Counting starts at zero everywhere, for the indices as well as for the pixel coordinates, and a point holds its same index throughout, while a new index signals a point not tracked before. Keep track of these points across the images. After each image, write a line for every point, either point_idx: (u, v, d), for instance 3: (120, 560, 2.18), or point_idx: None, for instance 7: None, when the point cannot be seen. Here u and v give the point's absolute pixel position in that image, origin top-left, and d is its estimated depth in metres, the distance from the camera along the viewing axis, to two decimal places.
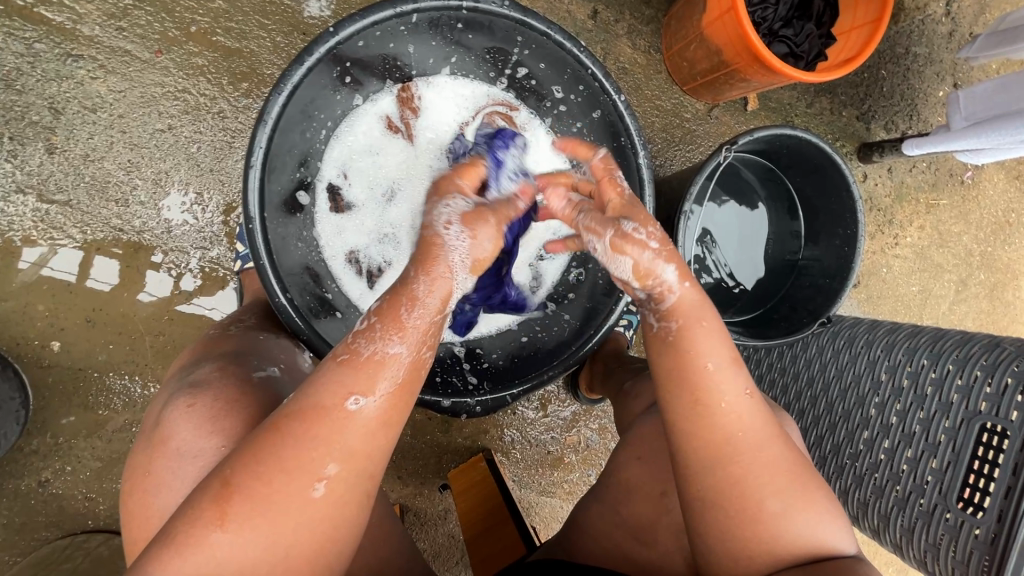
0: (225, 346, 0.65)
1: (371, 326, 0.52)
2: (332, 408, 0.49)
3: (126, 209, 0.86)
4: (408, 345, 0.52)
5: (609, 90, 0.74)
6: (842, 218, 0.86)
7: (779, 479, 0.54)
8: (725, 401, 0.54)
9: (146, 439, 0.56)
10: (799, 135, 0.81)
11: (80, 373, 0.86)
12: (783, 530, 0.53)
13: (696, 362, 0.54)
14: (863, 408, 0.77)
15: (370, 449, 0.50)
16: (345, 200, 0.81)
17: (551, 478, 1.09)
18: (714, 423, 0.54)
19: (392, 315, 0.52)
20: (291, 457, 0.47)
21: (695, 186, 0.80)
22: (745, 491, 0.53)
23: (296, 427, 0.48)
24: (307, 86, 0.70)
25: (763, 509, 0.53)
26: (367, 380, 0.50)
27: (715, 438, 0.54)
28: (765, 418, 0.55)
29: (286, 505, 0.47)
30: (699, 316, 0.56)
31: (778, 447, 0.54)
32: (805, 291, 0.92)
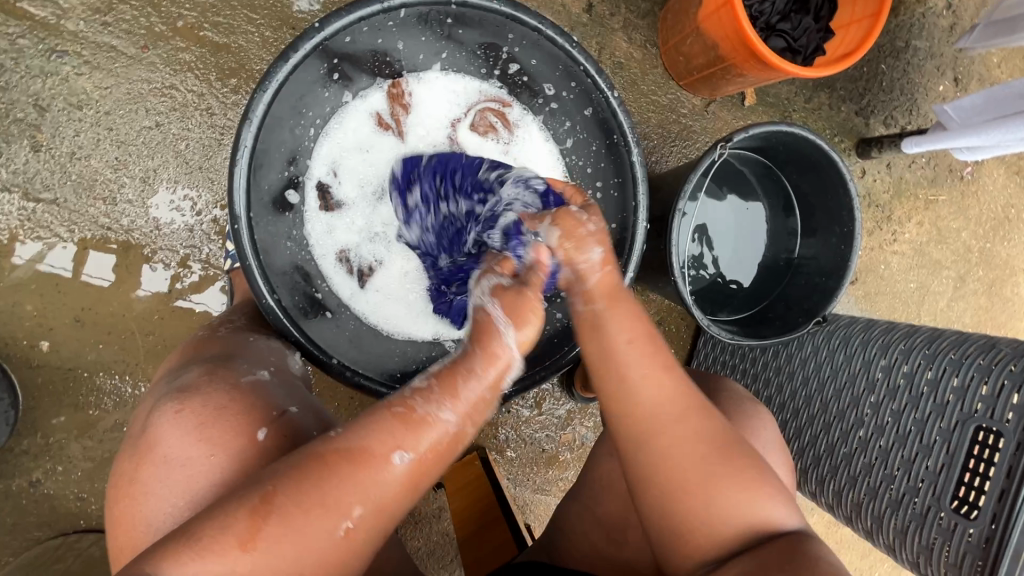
0: (215, 347, 0.64)
1: (428, 388, 0.52)
2: (378, 456, 0.49)
3: (114, 208, 0.85)
4: (459, 414, 0.52)
5: (603, 86, 0.73)
6: (839, 216, 0.85)
7: (704, 455, 0.55)
8: (638, 379, 0.56)
9: (132, 444, 0.56)
10: (796, 131, 0.80)
11: (69, 373, 0.86)
12: (720, 505, 0.55)
13: (616, 340, 0.56)
14: (857, 408, 0.77)
15: (396, 503, 0.50)
16: (334, 198, 0.79)
17: (545, 476, 1.09)
18: (638, 400, 0.55)
19: (450, 377, 0.52)
20: (330, 494, 0.47)
21: (690, 183, 0.78)
22: (676, 466, 0.55)
23: (340, 466, 0.48)
24: (294, 83, 0.69)
25: (694, 481, 0.55)
26: (416, 440, 0.50)
27: (639, 414, 0.56)
28: (691, 393, 0.57)
29: (311, 538, 0.47)
30: (615, 298, 0.58)
31: (700, 422, 0.56)
32: (801, 289, 0.91)
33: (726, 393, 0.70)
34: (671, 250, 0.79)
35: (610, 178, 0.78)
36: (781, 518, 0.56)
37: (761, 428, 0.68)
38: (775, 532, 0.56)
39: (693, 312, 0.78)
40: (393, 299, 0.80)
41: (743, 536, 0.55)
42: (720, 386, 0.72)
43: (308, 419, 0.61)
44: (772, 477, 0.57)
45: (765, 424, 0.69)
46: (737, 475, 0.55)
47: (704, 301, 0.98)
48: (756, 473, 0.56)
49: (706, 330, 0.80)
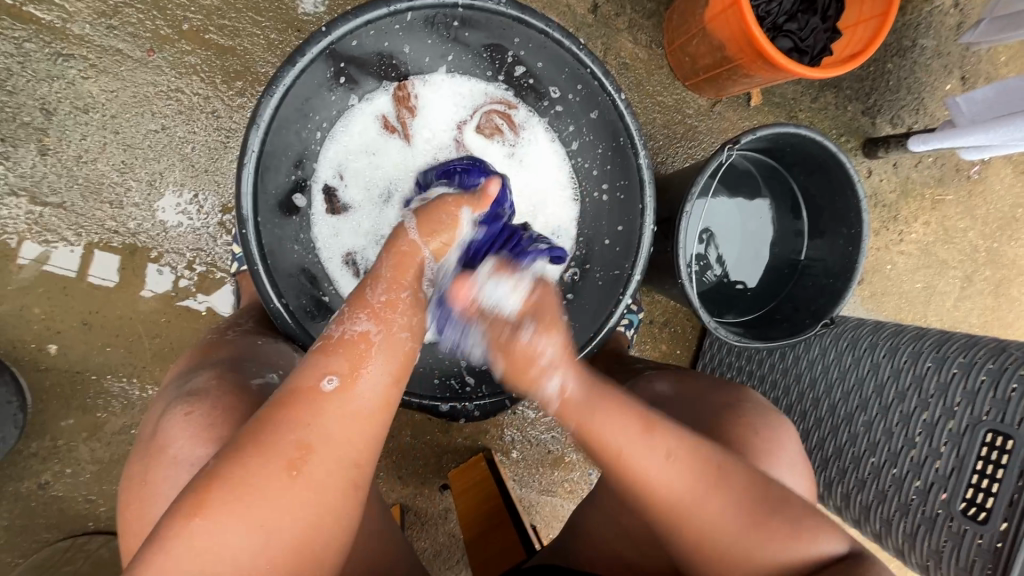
0: (224, 351, 0.64)
1: (341, 312, 0.55)
2: (309, 390, 0.50)
3: (121, 211, 0.85)
4: (378, 324, 0.54)
5: (609, 89, 0.73)
6: (847, 217, 0.85)
7: (732, 528, 0.55)
8: (646, 477, 0.55)
9: (144, 446, 0.56)
10: (804, 133, 0.79)
11: (77, 376, 0.86)
12: (770, 566, 0.55)
13: (615, 442, 0.55)
14: (865, 411, 0.77)
15: (346, 429, 0.50)
16: (341, 202, 0.79)
17: (551, 477, 1.09)
18: (658, 495, 0.55)
19: (360, 297, 0.55)
20: (272, 441, 0.48)
21: (698, 185, 0.78)
22: (717, 548, 0.55)
23: (272, 413, 0.49)
24: (302, 85, 0.70)
25: (729, 556, 0.55)
26: (344, 360, 0.51)
27: (664, 508, 0.56)
28: (703, 464, 0.56)
29: (269, 491, 0.46)
30: (589, 410, 0.56)
31: (717, 500, 0.55)
32: (809, 290, 0.91)
33: (738, 399, 0.70)
34: (677, 252, 0.78)
35: (616, 181, 0.78)
36: (824, 543, 0.55)
37: (785, 437, 0.68)
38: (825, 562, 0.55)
39: (699, 314, 0.78)
40: None
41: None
42: (733, 395, 0.71)
43: None
44: (803, 507, 0.57)
45: (781, 431, 0.68)
46: (770, 531, 0.55)
47: (711, 303, 0.98)
48: (791, 521, 0.56)
49: (712, 332, 0.80)
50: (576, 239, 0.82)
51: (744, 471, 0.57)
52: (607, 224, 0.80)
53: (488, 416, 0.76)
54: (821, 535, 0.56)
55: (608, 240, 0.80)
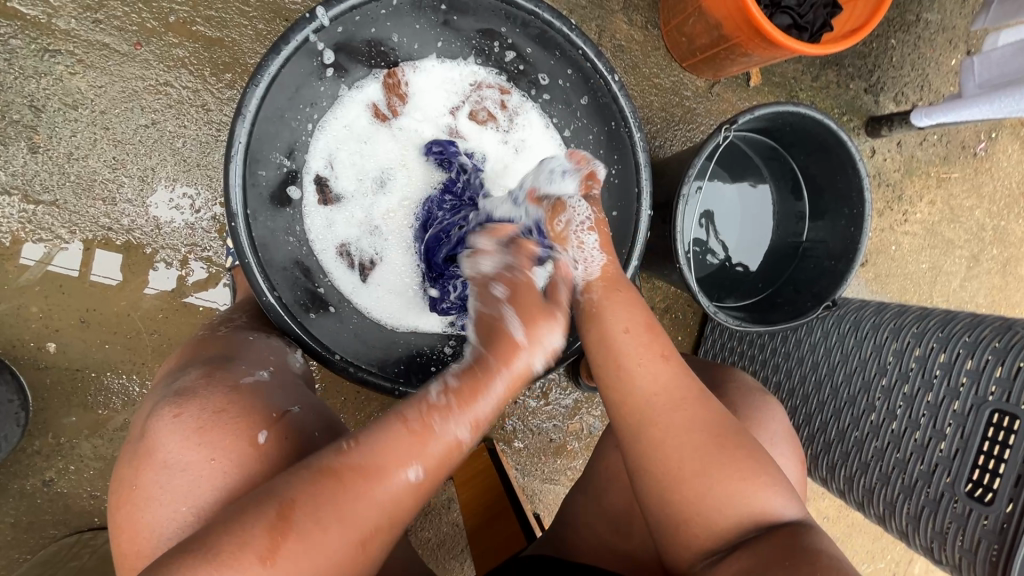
0: (214, 348, 0.64)
1: (448, 407, 0.55)
2: (388, 472, 0.51)
3: (114, 207, 0.85)
4: (472, 433, 0.56)
5: (603, 70, 0.71)
6: (849, 196, 0.83)
7: (699, 440, 0.55)
8: (632, 365, 0.59)
9: (132, 449, 0.56)
10: (803, 111, 0.77)
11: (77, 374, 0.86)
12: (719, 498, 0.54)
13: (612, 328, 0.62)
14: (869, 394, 0.75)
15: (403, 507, 0.51)
16: (333, 192, 0.78)
17: (554, 465, 1.09)
18: (632, 387, 0.58)
19: (468, 405, 0.56)
20: (344, 506, 0.48)
21: (694, 167, 0.77)
22: (670, 462, 0.55)
23: (356, 484, 0.49)
24: (288, 75, 0.68)
25: (689, 470, 0.55)
26: (432, 460, 0.53)
27: (631, 406, 0.58)
28: (688, 381, 0.59)
29: (330, 554, 0.47)
30: (615, 288, 0.66)
31: (693, 410, 0.57)
32: (810, 274, 0.89)
33: (734, 383, 0.69)
34: (675, 236, 0.77)
35: (611, 163, 0.77)
36: (781, 509, 0.55)
37: (770, 415, 0.67)
38: (777, 527, 0.54)
39: (695, 294, 0.77)
40: (395, 293, 0.80)
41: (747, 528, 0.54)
42: (727, 377, 0.71)
43: (309, 419, 0.61)
44: (767, 466, 0.56)
45: (772, 413, 0.68)
46: (735, 463, 0.55)
47: (711, 288, 0.97)
48: (761, 465, 0.56)
49: (712, 317, 0.79)
50: None
51: (726, 411, 0.58)
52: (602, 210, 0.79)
53: None
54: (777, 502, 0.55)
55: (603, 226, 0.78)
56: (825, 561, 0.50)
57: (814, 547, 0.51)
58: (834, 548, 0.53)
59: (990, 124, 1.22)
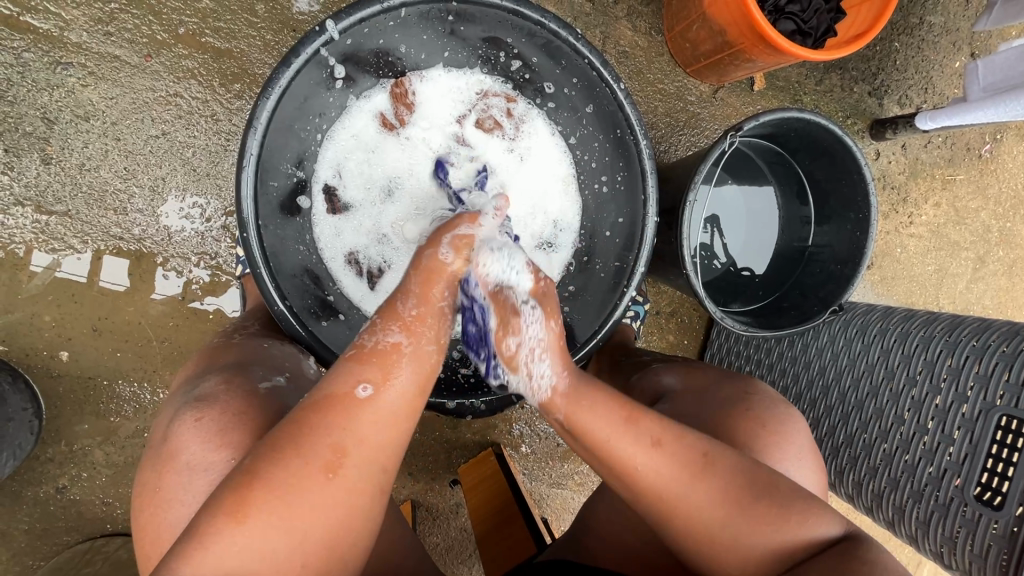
0: (233, 354, 0.65)
1: (373, 323, 0.56)
2: (346, 395, 0.51)
3: (125, 217, 0.86)
4: (407, 334, 0.55)
5: (608, 79, 0.71)
6: (854, 201, 0.83)
7: (719, 513, 0.55)
8: (630, 460, 0.56)
9: (153, 453, 0.56)
10: (808, 117, 0.78)
11: (89, 382, 0.87)
12: (757, 552, 0.54)
13: (600, 428, 0.57)
14: (876, 398, 0.76)
15: (382, 439, 0.52)
16: (342, 201, 0.79)
17: (561, 470, 1.10)
18: (639, 483, 0.56)
19: (390, 309, 0.57)
20: (309, 445, 0.49)
21: (700, 173, 0.77)
22: (709, 542, 0.55)
23: (309, 416, 0.50)
24: (297, 87, 0.69)
25: (720, 541, 0.55)
26: (376, 368, 0.53)
27: (656, 505, 0.56)
28: (686, 451, 0.56)
29: (306, 490, 0.48)
30: (579, 396, 0.58)
31: (702, 488, 0.55)
32: (816, 278, 0.89)
33: (746, 392, 0.70)
34: (682, 242, 0.77)
35: (618, 170, 0.77)
36: (818, 531, 0.54)
37: (786, 423, 0.67)
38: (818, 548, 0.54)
39: (703, 301, 0.77)
40: None
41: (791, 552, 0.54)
42: (745, 389, 0.70)
43: None
44: (787, 488, 0.56)
45: (789, 418, 0.68)
46: (761, 518, 0.54)
47: (718, 292, 0.97)
48: (783, 503, 0.55)
49: (719, 322, 0.79)
50: (578, 231, 0.83)
51: (733, 464, 0.56)
52: (608, 216, 0.80)
53: (495, 412, 0.76)
54: (811, 521, 0.55)
55: (609, 232, 0.80)
56: (877, 568, 0.51)
57: (858, 559, 0.51)
58: (869, 552, 0.52)
59: (995, 126, 1.22)
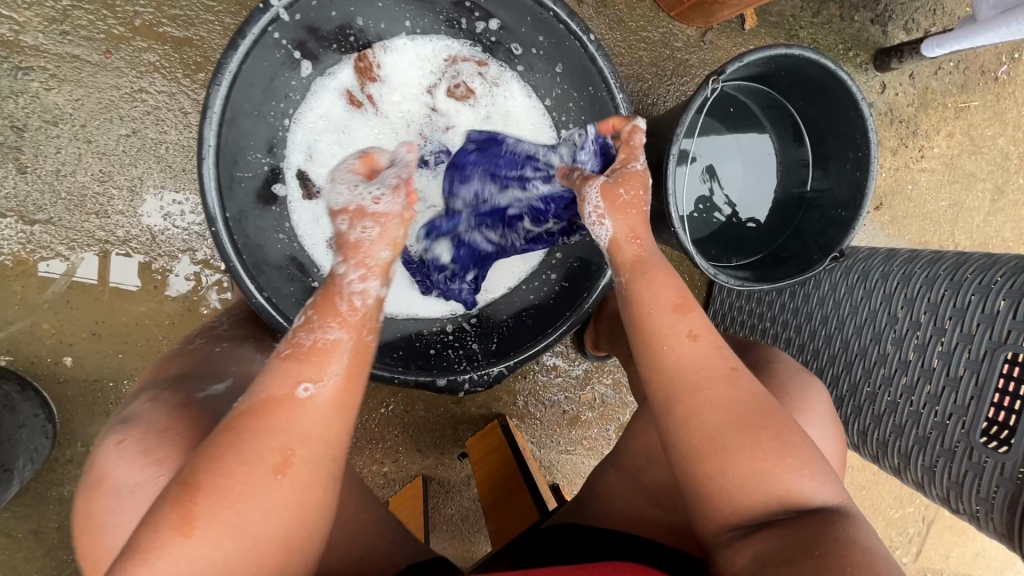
0: (174, 367, 0.65)
1: (308, 320, 0.54)
2: (283, 398, 0.50)
3: (108, 220, 0.86)
4: (347, 329, 0.54)
5: (576, 31, 0.67)
6: (853, 139, 0.79)
7: (730, 418, 0.54)
8: (668, 344, 0.56)
9: (83, 481, 0.57)
10: (799, 53, 0.72)
11: (96, 384, 0.89)
12: (751, 474, 0.53)
13: (645, 303, 0.58)
14: (879, 345, 0.73)
15: (328, 433, 0.51)
16: (316, 186, 0.77)
17: (569, 437, 1.10)
18: (666, 364, 0.56)
19: (329, 304, 0.55)
20: (249, 446, 0.48)
21: (683, 125, 0.73)
22: (701, 436, 0.54)
23: (247, 422, 0.49)
24: (251, 69, 0.65)
25: (717, 446, 0.53)
26: (310, 367, 0.52)
27: (665, 381, 0.56)
28: (720, 362, 0.56)
29: (250, 500, 0.47)
30: (647, 270, 0.60)
31: (726, 389, 0.55)
32: (816, 224, 0.85)
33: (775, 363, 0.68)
34: (667, 200, 0.74)
35: None
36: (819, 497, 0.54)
37: (814, 393, 0.66)
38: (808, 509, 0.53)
39: (688, 253, 0.75)
40: None
41: (780, 505, 0.53)
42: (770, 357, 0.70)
43: None
44: (812, 451, 0.55)
45: (816, 390, 0.67)
46: (764, 446, 0.53)
47: (716, 247, 0.93)
48: (787, 445, 0.54)
49: (713, 279, 0.76)
50: None
51: (763, 393, 0.56)
52: None
53: (487, 386, 0.75)
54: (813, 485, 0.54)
55: None
56: (854, 553, 0.48)
57: (849, 539, 0.50)
58: (867, 533, 0.52)
59: (1012, 44, 1.14)
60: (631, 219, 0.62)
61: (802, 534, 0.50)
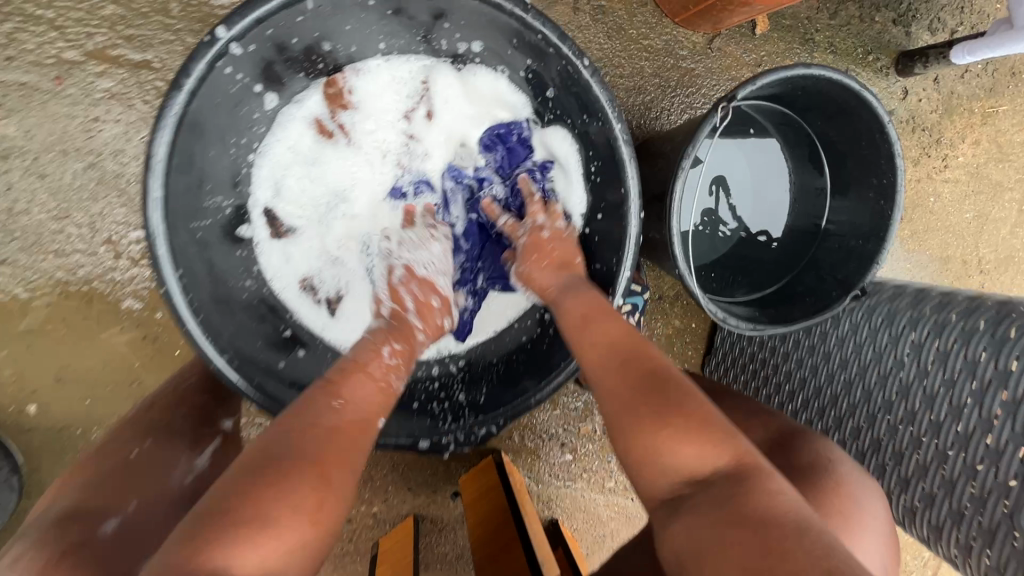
0: (59, 501, 0.54)
1: (395, 362, 0.61)
2: (362, 418, 0.54)
3: (67, 259, 0.79)
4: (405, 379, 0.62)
5: (570, 56, 0.59)
6: (876, 166, 0.71)
7: (642, 391, 0.54)
8: (588, 333, 0.60)
9: None
10: (821, 74, 0.64)
11: (63, 432, 0.84)
12: (674, 447, 0.51)
13: (575, 305, 0.63)
14: (907, 401, 0.65)
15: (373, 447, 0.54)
16: (284, 224, 0.70)
17: (568, 470, 1.05)
18: (592, 351, 0.59)
19: (405, 342, 0.64)
20: (332, 442, 0.50)
21: (688, 159, 0.65)
22: (620, 412, 0.54)
23: (342, 433, 0.52)
24: (205, 109, 0.58)
25: (639, 418, 0.53)
26: (382, 401, 0.58)
27: (594, 366, 0.58)
28: (638, 348, 0.58)
29: (324, 493, 0.48)
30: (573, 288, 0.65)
31: (636, 366, 0.56)
32: (834, 256, 0.78)
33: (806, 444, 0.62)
34: (670, 238, 0.66)
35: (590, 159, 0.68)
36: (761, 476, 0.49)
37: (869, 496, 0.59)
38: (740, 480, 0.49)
39: (695, 296, 0.67)
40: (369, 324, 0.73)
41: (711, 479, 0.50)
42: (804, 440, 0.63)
43: None
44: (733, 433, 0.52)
45: (870, 495, 0.59)
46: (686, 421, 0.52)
47: (719, 274, 0.86)
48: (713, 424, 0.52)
49: (723, 323, 0.69)
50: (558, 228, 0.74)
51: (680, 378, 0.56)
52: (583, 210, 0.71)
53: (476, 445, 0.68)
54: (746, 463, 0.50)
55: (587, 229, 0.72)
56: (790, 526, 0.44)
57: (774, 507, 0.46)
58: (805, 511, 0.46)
59: None
60: (545, 270, 0.67)
61: (727, 499, 0.48)
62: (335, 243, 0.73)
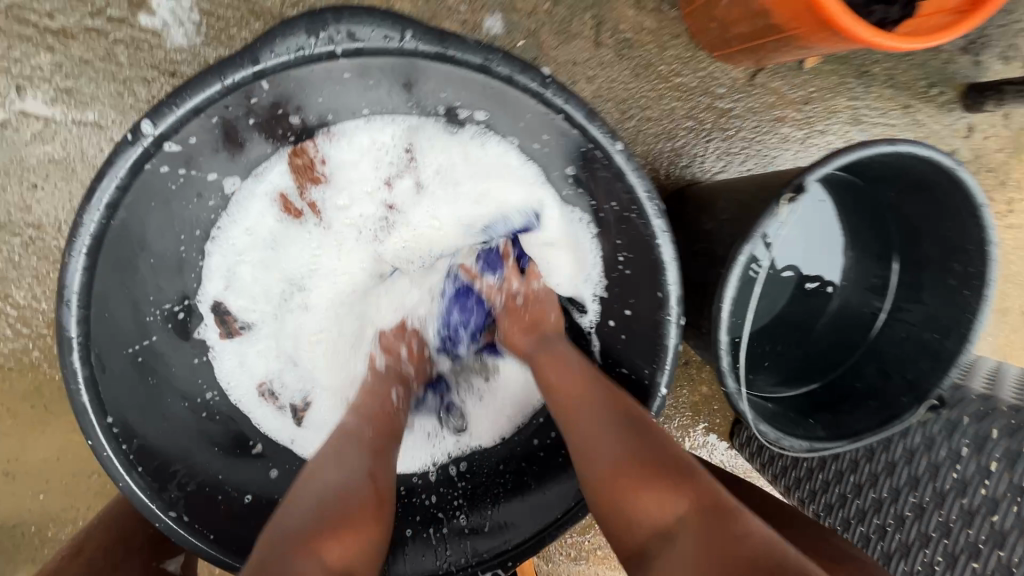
0: None
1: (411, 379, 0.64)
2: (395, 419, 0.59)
3: (8, 343, 0.69)
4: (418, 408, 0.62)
5: (601, 141, 0.48)
6: (960, 249, 0.59)
7: (608, 437, 0.50)
8: (554, 375, 0.57)
9: None
10: (908, 151, 0.52)
11: (17, 528, 0.75)
12: (640, 493, 0.46)
13: (543, 347, 0.60)
14: (1000, 550, 0.54)
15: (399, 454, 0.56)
16: (237, 321, 0.60)
17: (581, 554, 0.94)
18: (558, 390, 0.56)
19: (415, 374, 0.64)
20: (379, 440, 0.55)
21: (744, 257, 0.52)
22: (585, 457, 0.50)
23: (379, 428, 0.57)
24: (132, 214, 0.49)
25: (602, 464, 0.48)
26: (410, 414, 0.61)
27: (562, 408, 0.54)
28: (605, 388, 0.54)
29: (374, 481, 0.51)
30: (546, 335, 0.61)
31: (601, 407, 0.52)
32: (900, 348, 0.67)
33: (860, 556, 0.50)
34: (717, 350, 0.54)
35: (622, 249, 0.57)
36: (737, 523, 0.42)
37: None
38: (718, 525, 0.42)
39: (745, 420, 0.56)
40: None
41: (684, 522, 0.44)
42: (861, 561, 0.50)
43: None
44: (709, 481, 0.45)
45: None
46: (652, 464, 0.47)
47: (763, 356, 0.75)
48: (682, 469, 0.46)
49: (776, 444, 0.60)
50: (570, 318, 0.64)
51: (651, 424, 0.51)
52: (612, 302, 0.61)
53: None
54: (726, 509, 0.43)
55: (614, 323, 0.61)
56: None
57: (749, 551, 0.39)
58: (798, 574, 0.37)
59: None
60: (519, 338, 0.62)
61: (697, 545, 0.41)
62: (303, 338, 0.63)
